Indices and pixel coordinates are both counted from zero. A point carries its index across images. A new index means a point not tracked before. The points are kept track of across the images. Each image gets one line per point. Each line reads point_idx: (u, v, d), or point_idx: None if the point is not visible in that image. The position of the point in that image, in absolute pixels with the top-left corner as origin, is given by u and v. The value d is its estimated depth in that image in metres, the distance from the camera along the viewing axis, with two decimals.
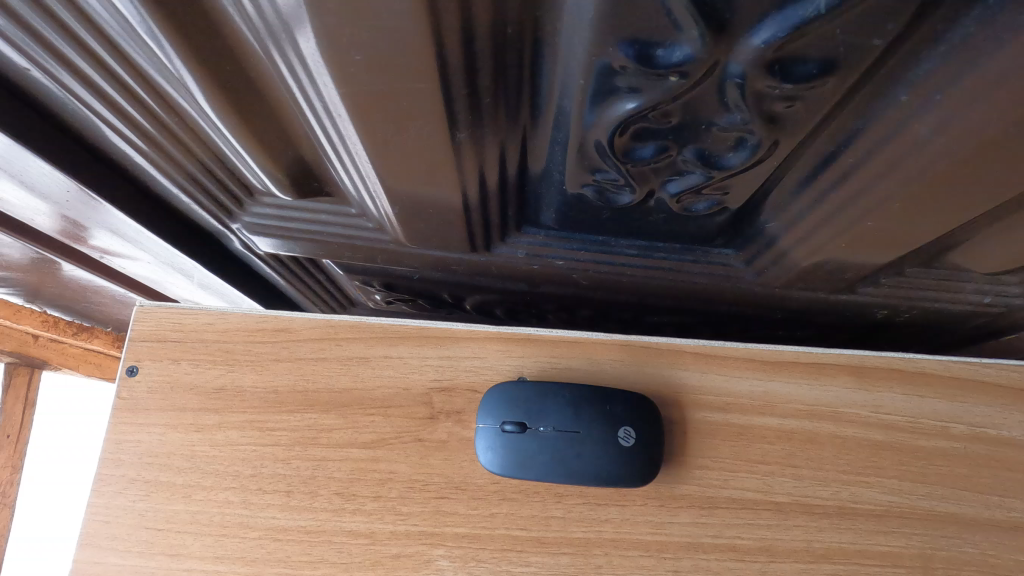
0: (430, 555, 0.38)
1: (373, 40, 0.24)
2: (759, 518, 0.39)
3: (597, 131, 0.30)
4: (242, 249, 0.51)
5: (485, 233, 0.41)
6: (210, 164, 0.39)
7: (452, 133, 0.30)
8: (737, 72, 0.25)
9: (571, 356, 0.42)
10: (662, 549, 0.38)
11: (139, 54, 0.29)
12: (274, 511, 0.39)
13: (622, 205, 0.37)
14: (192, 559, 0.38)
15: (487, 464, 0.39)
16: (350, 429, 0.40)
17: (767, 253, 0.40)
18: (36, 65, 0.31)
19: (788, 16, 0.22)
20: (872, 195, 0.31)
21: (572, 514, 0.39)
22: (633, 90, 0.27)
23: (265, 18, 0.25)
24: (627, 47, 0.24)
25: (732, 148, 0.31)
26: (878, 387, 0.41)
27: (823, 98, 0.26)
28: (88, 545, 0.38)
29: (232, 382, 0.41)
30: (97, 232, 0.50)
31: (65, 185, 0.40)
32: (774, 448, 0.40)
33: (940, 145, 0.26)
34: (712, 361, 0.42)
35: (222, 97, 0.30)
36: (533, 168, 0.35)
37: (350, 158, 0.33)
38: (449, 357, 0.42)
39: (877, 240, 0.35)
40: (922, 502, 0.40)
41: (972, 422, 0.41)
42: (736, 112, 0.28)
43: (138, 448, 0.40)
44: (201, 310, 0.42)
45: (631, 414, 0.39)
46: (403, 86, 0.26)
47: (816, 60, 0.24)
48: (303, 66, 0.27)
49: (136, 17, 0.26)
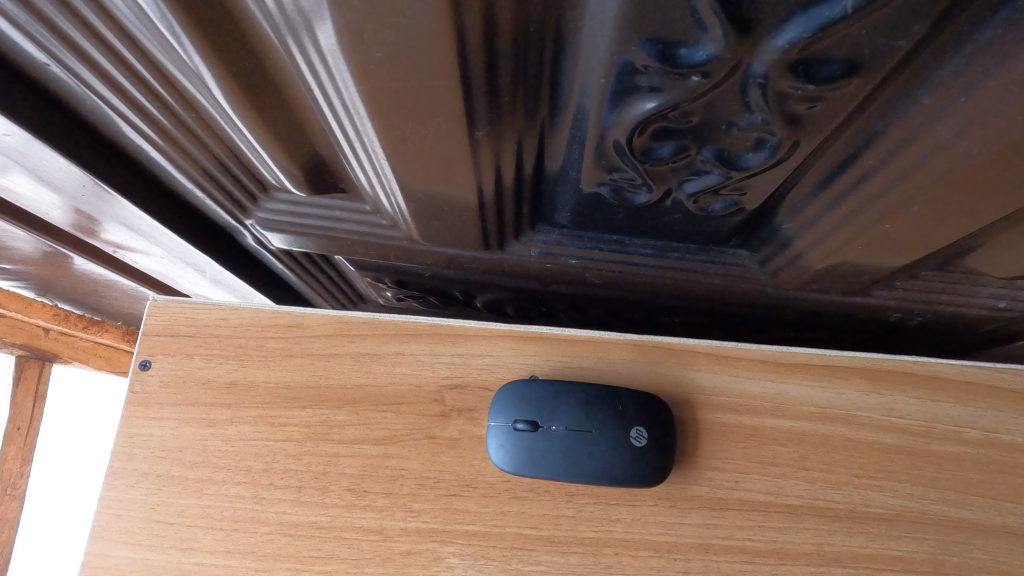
0: (440, 553, 0.38)
1: (394, 38, 0.24)
2: (770, 520, 0.39)
3: (616, 130, 0.30)
4: (255, 245, 0.51)
5: (499, 232, 0.41)
6: (226, 160, 0.39)
7: (471, 131, 0.30)
8: (760, 73, 0.25)
9: (583, 355, 0.42)
10: (673, 551, 0.38)
11: (158, 49, 0.29)
12: (285, 507, 0.39)
13: (638, 204, 0.37)
14: (203, 553, 0.38)
15: (499, 462, 0.39)
16: (362, 425, 0.40)
17: (782, 254, 0.39)
18: (54, 58, 0.31)
19: (813, 16, 0.22)
20: (892, 198, 0.30)
21: (583, 514, 0.39)
22: (654, 90, 0.27)
23: (286, 14, 0.25)
24: (649, 46, 0.24)
25: (751, 149, 0.30)
26: (891, 391, 0.41)
27: (845, 100, 0.26)
28: (100, 538, 0.39)
29: (244, 377, 0.41)
30: (110, 227, 0.50)
31: (80, 179, 0.41)
32: (786, 451, 0.40)
33: (962, 148, 0.26)
34: (724, 361, 0.41)
35: (240, 92, 0.30)
36: (549, 167, 0.35)
37: (366, 155, 0.34)
38: (461, 355, 0.42)
39: (895, 243, 0.35)
40: (934, 507, 0.40)
41: (985, 427, 0.41)
42: (757, 113, 0.28)
43: (150, 442, 0.40)
44: (214, 305, 0.42)
45: (642, 414, 0.39)
46: (421, 84, 0.26)
47: (840, 61, 0.24)
48: (322, 62, 0.27)
49: (157, 13, 0.26)
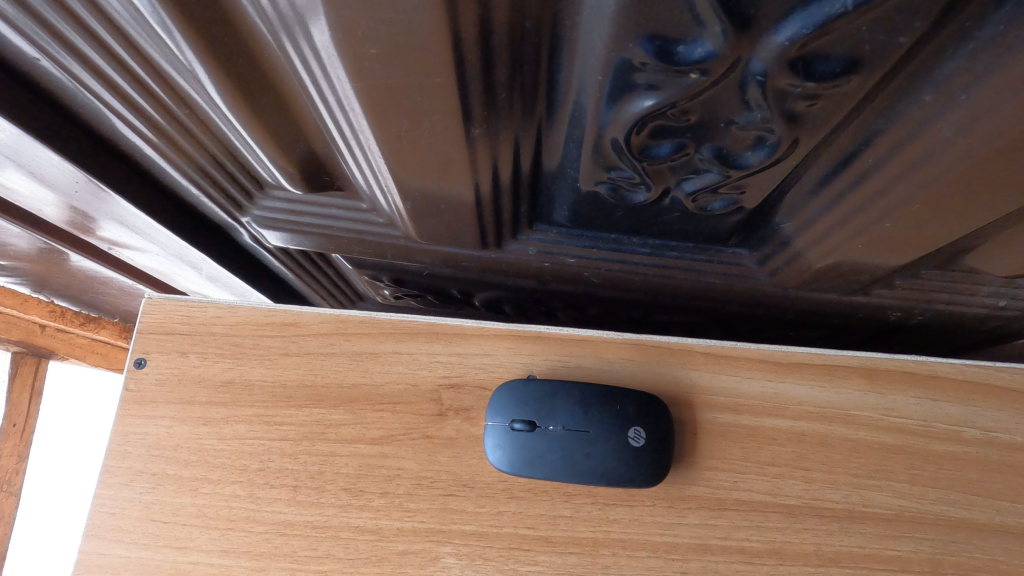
0: (437, 553, 0.38)
1: (388, 35, 0.24)
2: (768, 520, 0.39)
3: (614, 128, 0.29)
4: (251, 242, 0.51)
5: (497, 230, 0.41)
6: (221, 157, 0.38)
7: (467, 128, 0.29)
8: (759, 70, 0.25)
9: (581, 354, 0.42)
10: (670, 551, 0.38)
11: (151, 46, 0.29)
12: (281, 506, 0.39)
13: (636, 203, 0.37)
14: (198, 552, 0.38)
15: (496, 462, 0.38)
16: (359, 424, 0.40)
17: (781, 253, 0.39)
18: (46, 54, 0.31)
19: (813, 13, 0.22)
20: (893, 196, 0.30)
21: (580, 514, 0.39)
22: (653, 88, 0.26)
23: (279, 9, 0.24)
24: (647, 43, 0.24)
25: (751, 147, 0.30)
26: (891, 391, 0.41)
27: (845, 98, 0.26)
28: (94, 537, 0.38)
29: (240, 376, 0.41)
30: (105, 224, 0.50)
31: (73, 175, 0.40)
32: (784, 450, 0.40)
33: (963, 146, 0.26)
34: (723, 361, 0.41)
35: (234, 89, 0.30)
36: (547, 165, 0.35)
37: (363, 152, 0.33)
38: (458, 354, 0.41)
39: (896, 242, 0.34)
40: (933, 507, 0.39)
41: (984, 427, 0.41)
42: (756, 111, 0.27)
43: (145, 441, 0.40)
44: (210, 303, 0.42)
45: (641, 414, 0.39)
46: (416, 81, 0.26)
47: (840, 59, 0.24)
48: (316, 59, 0.26)
49: (148, 8, 0.25)
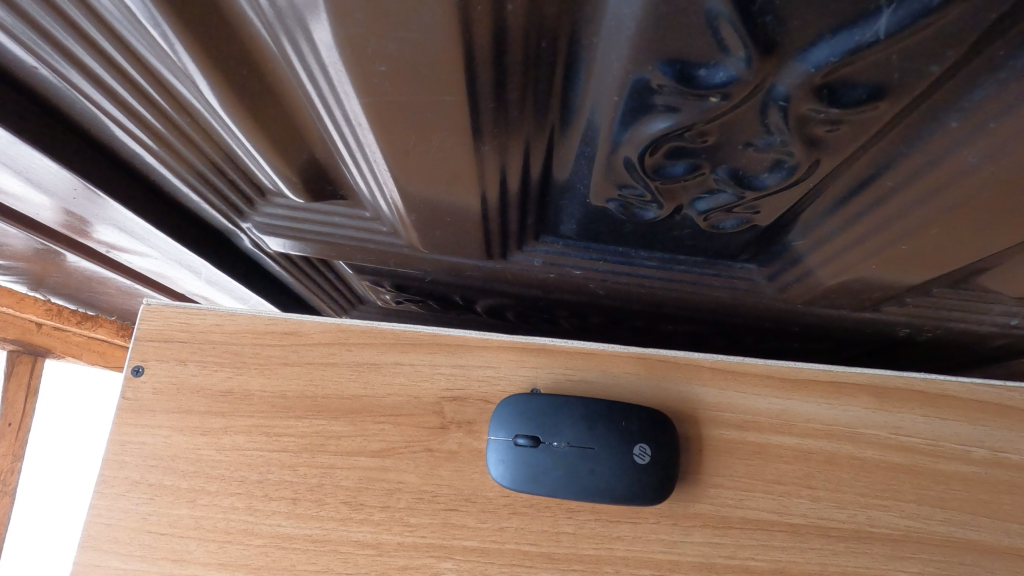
0: (438, 568, 0.37)
1: (400, 51, 0.23)
2: (774, 539, 0.38)
3: (629, 147, 0.29)
4: (251, 247, 0.50)
5: (503, 242, 0.40)
6: (221, 164, 0.37)
7: (477, 144, 0.29)
8: (782, 95, 0.24)
9: (586, 368, 0.41)
10: (674, 569, 0.37)
11: (151, 56, 0.28)
12: (280, 519, 0.38)
13: (647, 219, 0.36)
14: (195, 565, 0.37)
15: (499, 477, 0.38)
16: (359, 436, 0.39)
17: (792, 270, 0.38)
18: (43, 62, 0.30)
19: (843, 40, 0.21)
20: (911, 219, 0.29)
21: (583, 530, 0.38)
22: (670, 109, 0.26)
23: (287, 24, 0.23)
24: (667, 65, 0.23)
25: (768, 169, 0.29)
26: (899, 409, 0.41)
27: (868, 125, 0.25)
28: (89, 547, 0.38)
29: (240, 386, 0.40)
30: (102, 227, 0.49)
31: (70, 182, 0.39)
32: (790, 468, 0.39)
33: (989, 173, 0.25)
34: (730, 377, 0.41)
35: (237, 100, 0.29)
36: (557, 178, 0.34)
37: (368, 164, 0.33)
38: (461, 366, 0.41)
39: (912, 262, 0.34)
40: (940, 528, 0.39)
41: (993, 446, 0.40)
42: (776, 134, 0.26)
43: (142, 450, 0.39)
44: (210, 310, 0.41)
45: (647, 431, 0.39)
46: (427, 98, 0.25)
47: (867, 86, 0.23)
48: (323, 73, 0.26)
49: (150, 20, 0.25)
